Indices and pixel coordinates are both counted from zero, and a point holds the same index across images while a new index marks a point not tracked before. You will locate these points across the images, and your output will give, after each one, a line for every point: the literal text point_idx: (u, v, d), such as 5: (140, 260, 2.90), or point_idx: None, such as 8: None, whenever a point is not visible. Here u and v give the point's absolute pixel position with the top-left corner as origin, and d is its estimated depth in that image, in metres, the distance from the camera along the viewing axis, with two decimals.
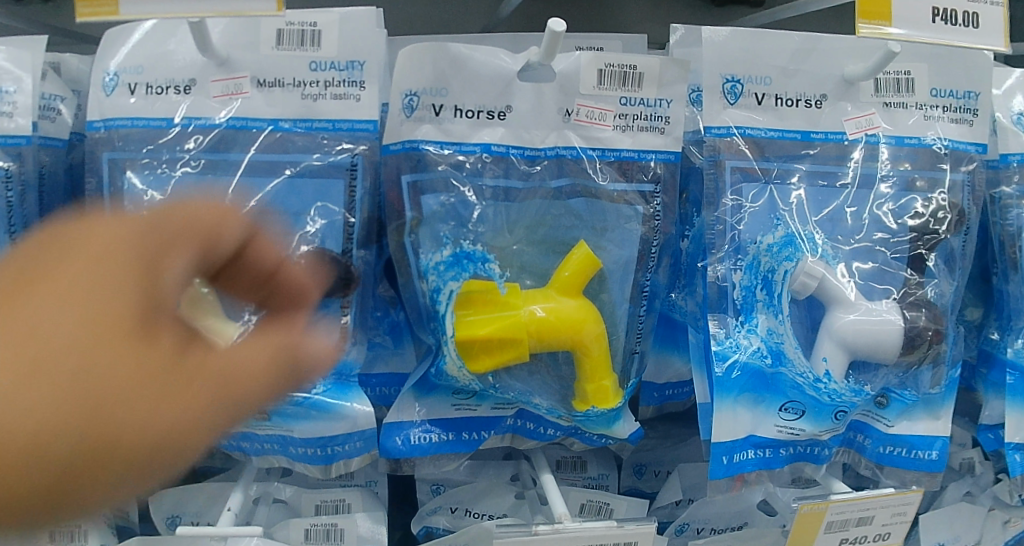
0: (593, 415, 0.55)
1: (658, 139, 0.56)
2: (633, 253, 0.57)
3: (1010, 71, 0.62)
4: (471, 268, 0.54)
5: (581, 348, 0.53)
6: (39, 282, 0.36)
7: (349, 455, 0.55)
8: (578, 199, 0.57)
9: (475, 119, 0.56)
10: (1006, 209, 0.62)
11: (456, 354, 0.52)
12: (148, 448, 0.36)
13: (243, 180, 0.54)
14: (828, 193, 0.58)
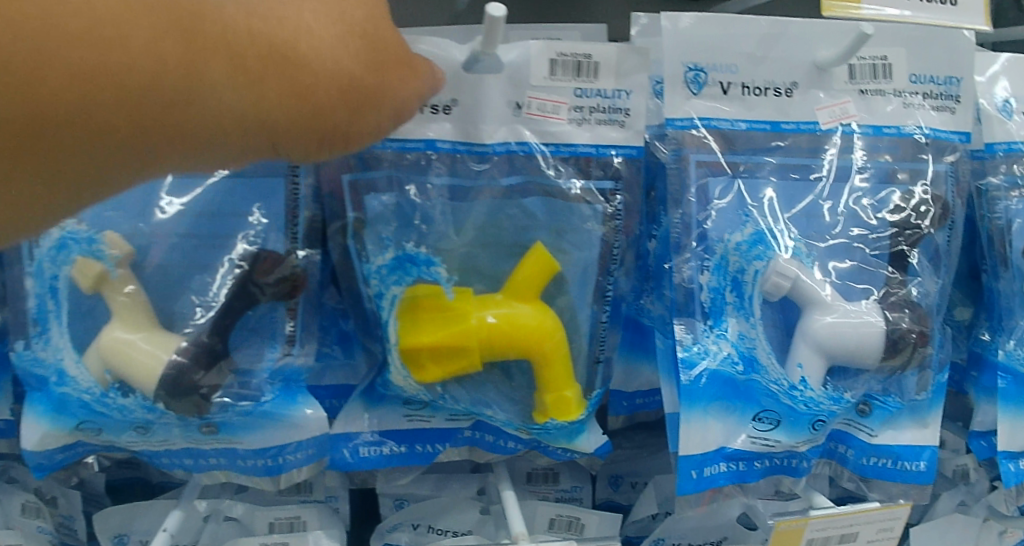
0: (552, 427, 0.52)
1: (617, 133, 0.52)
2: (593, 258, 0.54)
3: (995, 56, 0.59)
4: (415, 272, 0.51)
5: (539, 357, 0.51)
6: (183, 91, 0.30)
7: (297, 465, 0.52)
8: (534, 200, 0.54)
9: (420, 114, 0.52)
10: (993, 201, 0.58)
11: (401, 362, 0.50)
12: (210, 128, 0.31)
13: (174, 181, 0.52)
14: (803, 187, 0.55)
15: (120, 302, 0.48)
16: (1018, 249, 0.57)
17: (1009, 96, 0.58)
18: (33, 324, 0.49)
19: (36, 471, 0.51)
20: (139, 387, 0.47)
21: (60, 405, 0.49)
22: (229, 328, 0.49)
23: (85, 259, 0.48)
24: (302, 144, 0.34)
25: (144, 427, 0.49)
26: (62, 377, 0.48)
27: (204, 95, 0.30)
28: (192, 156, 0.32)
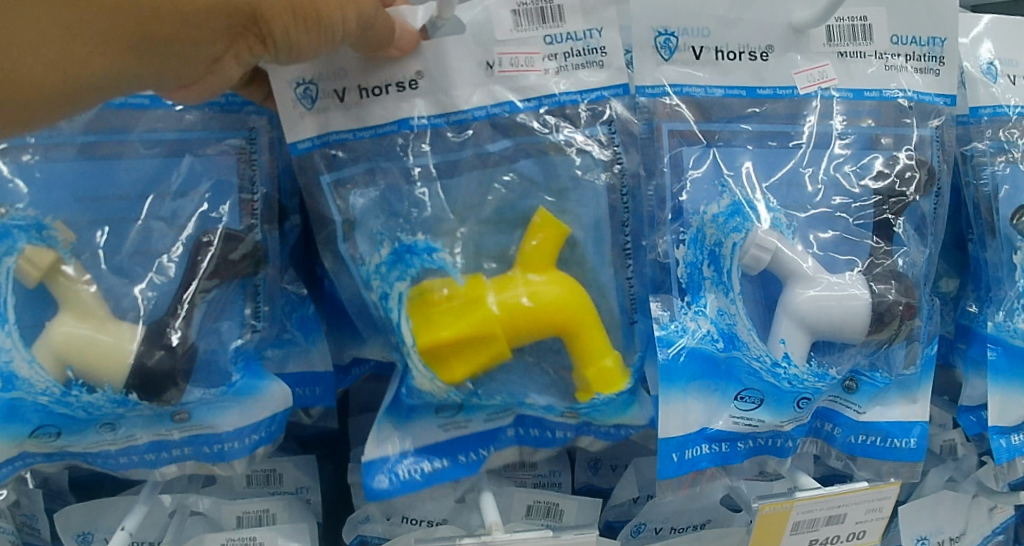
0: (600, 403, 0.48)
1: (602, 74, 0.51)
2: (602, 211, 0.52)
3: (978, 17, 0.57)
4: (417, 263, 0.47)
5: (571, 327, 0.47)
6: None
7: (259, 445, 0.50)
8: (526, 163, 0.52)
9: (385, 95, 0.50)
10: (979, 167, 0.56)
11: (424, 365, 0.46)
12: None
13: (125, 162, 0.50)
14: (783, 154, 0.53)
15: (66, 290, 0.45)
16: (1005, 217, 0.55)
17: (993, 59, 0.56)
18: None
19: None
20: (111, 377, 0.44)
21: (4, 416, 0.44)
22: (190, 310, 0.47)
23: (34, 247, 0.45)
24: (278, 18, 0.43)
25: (111, 423, 0.46)
26: (8, 382, 0.43)
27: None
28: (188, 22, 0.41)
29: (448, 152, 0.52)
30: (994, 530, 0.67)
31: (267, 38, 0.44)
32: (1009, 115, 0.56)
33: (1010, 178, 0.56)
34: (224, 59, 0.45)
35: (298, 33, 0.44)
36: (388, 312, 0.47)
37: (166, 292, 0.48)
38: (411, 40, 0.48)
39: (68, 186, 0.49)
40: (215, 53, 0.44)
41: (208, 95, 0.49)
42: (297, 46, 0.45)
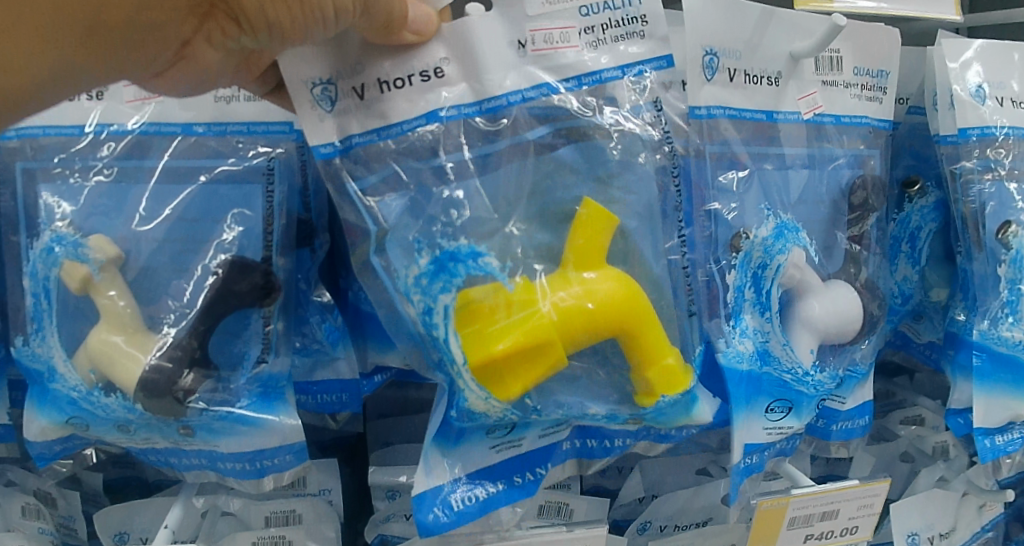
0: (665, 406, 0.47)
1: (642, 46, 0.49)
2: (654, 195, 0.50)
3: (968, 42, 0.59)
4: (462, 271, 0.45)
5: (632, 328, 0.46)
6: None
7: (281, 467, 0.52)
8: (567, 149, 0.50)
9: (410, 87, 0.47)
10: (968, 185, 0.59)
11: (478, 384, 0.44)
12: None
13: (157, 187, 0.51)
14: (782, 175, 0.56)
15: (106, 306, 0.48)
16: (991, 232, 0.58)
17: (982, 82, 0.59)
18: (31, 322, 0.51)
19: (41, 460, 0.55)
20: (121, 385, 0.47)
21: (54, 400, 0.51)
22: (207, 333, 0.49)
23: (71, 263, 0.49)
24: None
25: (126, 425, 0.49)
26: (53, 374, 0.50)
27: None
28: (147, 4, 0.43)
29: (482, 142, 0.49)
30: (984, 527, 0.70)
31: (237, 13, 0.44)
32: (995, 135, 0.60)
33: (996, 196, 0.59)
34: (196, 40, 0.46)
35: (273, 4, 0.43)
36: (432, 327, 0.45)
37: (183, 317, 0.49)
38: (427, 24, 0.46)
39: (107, 208, 0.51)
40: (184, 34, 0.46)
41: (190, 87, 0.49)
42: (275, 21, 0.43)
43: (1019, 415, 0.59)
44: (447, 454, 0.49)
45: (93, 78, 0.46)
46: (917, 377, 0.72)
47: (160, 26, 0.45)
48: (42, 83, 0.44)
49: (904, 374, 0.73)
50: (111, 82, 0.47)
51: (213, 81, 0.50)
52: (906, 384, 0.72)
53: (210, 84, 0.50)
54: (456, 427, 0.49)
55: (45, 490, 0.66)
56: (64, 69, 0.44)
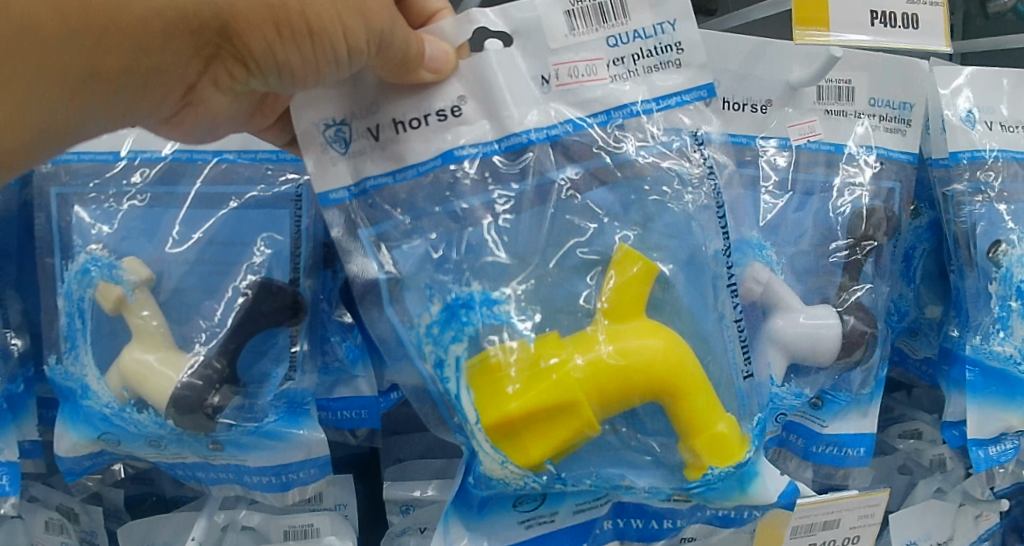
0: (713, 480, 0.45)
1: (679, 76, 0.49)
2: (695, 240, 0.49)
3: (959, 69, 0.63)
4: (476, 322, 0.44)
5: (677, 391, 0.43)
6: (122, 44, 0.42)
7: (305, 481, 0.54)
8: (600, 191, 0.50)
9: (427, 126, 0.48)
10: (959, 205, 0.62)
11: (494, 446, 0.43)
12: (143, 17, 0.41)
13: (189, 212, 0.54)
14: (774, 200, 0.59)
15: (140, 326, 0.51)
16: (983, 251, 0.61)
17: (971, 107, 0.62)
18: (65, 340, 0.53)
19: (70, 473, 0.57)
20: (153, 402, 0.49)
21: (86, 416, 0.54)
22: (236, 352, 0.51)
23: (106, 284, 0.51)
24: (255, 28, 0.43)
25: (157, 440, 0.51)
26: (86, 391, 0.52)
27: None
28: (150, 52, 0.43)
29: (504, 183, 0.49)
30: (979, 536, 0.72)
31: (246, 58, 0.44)
32: (985, 158, 0.62)
33: (985, 216, 0.61)
34: (201, 85, 0.47)
35: (285, 47, 0.43)
36: (445, 380, 0.45)
37: (214, 337, 0.51)
38: (444, 62, 0.47)
39: (141, 231, 0.53)
40: (193, 81, 0.46)
41: (195, 130, 0.51)
42: (286, 65, 0.44)
43: (1011, 427, 0.61)
44: (473, 527, 0.50)
45: (92, 128, 0.46)
46: (914, 392, 0.74)
47: (166, 75, 0.45)
48: (38, 134, 0.45)
49: (902, 389, 0.74)
50: (113, 129, 0.48)
51: (220, 122, 0.51)
52: (903, 399, 0.74)
53: (221, 126, 0.51)
54: (479, 499, 0.50)
55: (67, 506, 0.68)
56: (62, 116, 0.45)
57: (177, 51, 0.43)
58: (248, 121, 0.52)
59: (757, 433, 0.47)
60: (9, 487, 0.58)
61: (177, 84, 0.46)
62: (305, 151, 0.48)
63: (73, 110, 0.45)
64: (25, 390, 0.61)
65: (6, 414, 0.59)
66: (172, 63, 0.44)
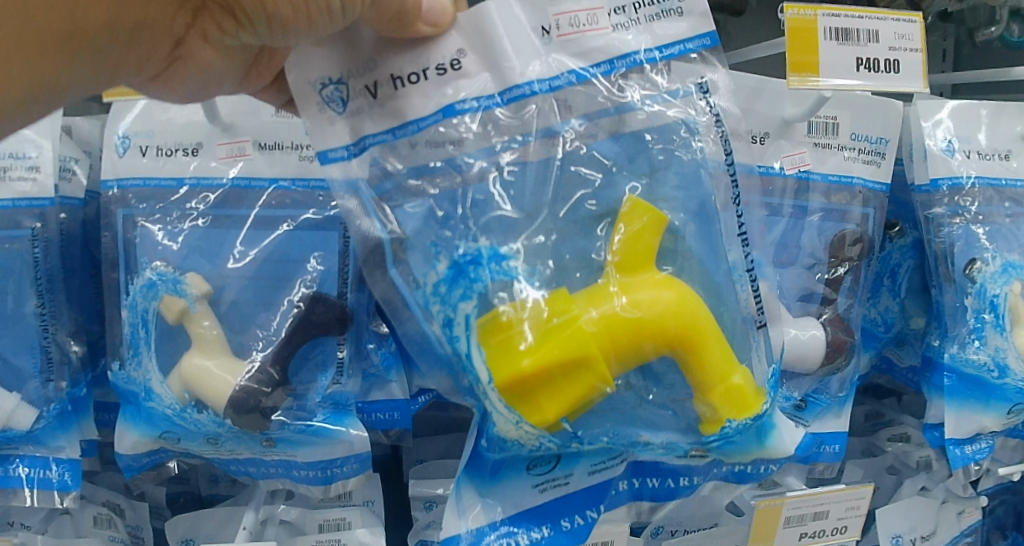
0: (731, 432, 0.47)
1: (682, 23, 0.50)
2: (705, 190, 0.50)
3: (942, 103, 0.69)
4: (485, 276, 0.45)
5: (688, 339, 0.45)
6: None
7: (347, 475, 0.59)
8: (604, 142, 0.50)
9: (429, 80, 0.47)
10: (939, 227, 0.68)
11: (507, 406, 0.44)
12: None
13: (249, 232, 0.60)
14: (771, 220, 0.65)
15: (201, 334, 0.56)
16: (960, 268, 0.67)
17: (950, 138, 0.68)
18: (128, 347, 0.58)
19: (128, 470, 0.62)
20: (213, 404, 0.55)
21: (148, 417, 0.59)
22: (289, 359, 0.57)
23: (171, 297, 0.57)
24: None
25: (215, 438, 0.57)
26: (149, 393, 0.57)
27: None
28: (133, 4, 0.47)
29: (508, 135, 0.49)
30: (962, 531, 0.78)
31: (232, 4, 0.47)
32: (964, 185, 0.68)
33: (962, 236, 0.67)
34: (190, 38, 0.50)
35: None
36: (453, 339, 0.45)
37: (270, 345, 0.57)
38: (442, 14, 0.46)
39: (202, 249, 0.59)
40: (179, 32, 0.49)
41: (183, 89, 0.53)
42: (274, 12, 0.45)
43: (986, 428, 0.67)
44: (485, 493, 0.50)
45: (82, 89, 0.50)
46: (904, 399, 0.80)
47: (152, 28, 0.48)
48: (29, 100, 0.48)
49: (893, 397, 0.81)
50: (103, 90, 0.51)
51: (208, 78, 0.53)
52: (894, 406, 0.81)
53: (212, 82, 0.54)
54: (492, 463, 0.50)
55: (113, 502, 0.72)
56: (50, 78, 0.48)
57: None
58: (244, 82, 0.54)
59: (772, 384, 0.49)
60: (72, 483, 0.64)
61: (165, 38, 0.49)
62: (301, 110, 0.47)
63: (59, 73, 0.48)
64: (86, 393, 0.66)
65: (70, 414, 0.65)
66: (158, 14, 0.48)
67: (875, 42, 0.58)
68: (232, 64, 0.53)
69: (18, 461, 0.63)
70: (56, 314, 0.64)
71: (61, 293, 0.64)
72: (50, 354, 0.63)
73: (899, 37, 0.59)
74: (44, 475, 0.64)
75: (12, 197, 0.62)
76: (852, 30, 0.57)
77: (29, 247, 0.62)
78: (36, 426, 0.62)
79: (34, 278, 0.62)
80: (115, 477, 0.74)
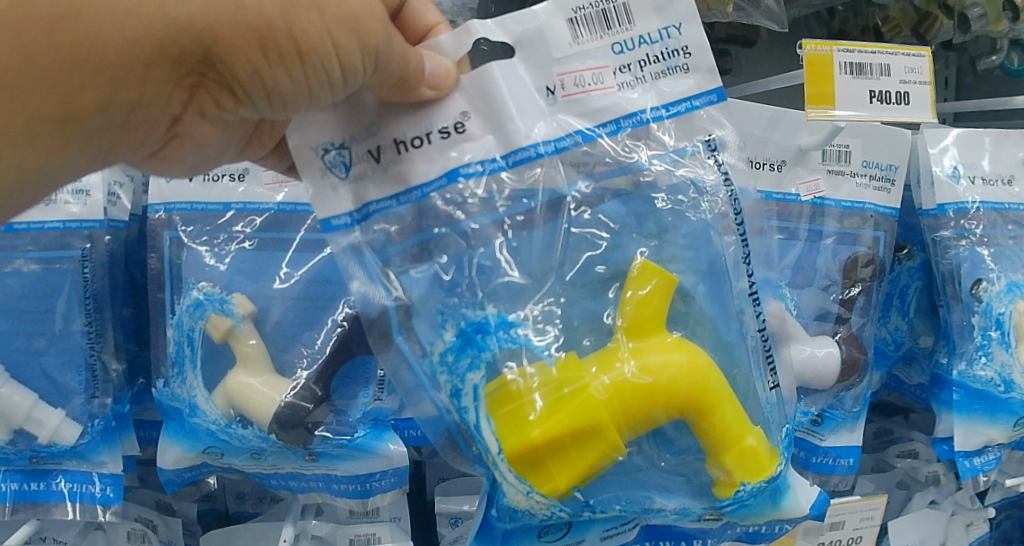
0: (747, 496, 0.46)
1: (689, 80, 0.49)
2: (715, 249, 0.49)
3: (947, 131, 0.72)
4: (493, 345, 0.45)
5: (702, 405, 0.44)
6: (100, 74, 0.42)
7: (384, 489, 0.62)
8: (613, 206, 0.50)
9: (433, 143, 0.47)
10: (946, 248, 0.71)
11: (518, 476, 0.44)
12: (117, 50, 0.41)
13: (294, 254, 0.63)
14: (785, 244, 0.69)
15: (247, 352, 0.59)
16: (966, 288, 0.70)
17: (956, 164, 0.72)
18: (172, 365, 0.60)
19: (170, 485, 0.64)
20: (257, 419, 0.57)
21: (192, 432, 0.61)
22: (331, 377, 0.59)
23: (217, 316, 0.60)
24: (239, 52, 0.42)
25: (258, 453, 0.59)
26: (194, 409, 0.59)
27: (99, 13, 0.40)
28: (129, 87, 0.44)
29: (514, 201, 0.49)
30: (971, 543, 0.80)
31: (232, 82, 0.44)
32: (969, 209, 0.71)
33: (969, 258, 0.70)
34: (187, 115, 0.48)
35: (273, 70, 0.43)
36: (462, 410, 0.45)
37: (315, 362, 0.60)
38: (444, 77, 0.47)
39: (247, 271, 0.62)
40: (176, 110, 0.47)
41: (181, 162, 0.54)
42: (275, 87, 0.44)
43: (993, 440, 0.70)
44: None
45: (72, 168, 0.48)
46: (911, 417, 0.84)
47: (147, 107, 0.46)
48: (19, 180, 0.47)
49: (901, 414, 0.85)
50: (97, 168, 0.50)
51: (209, 150, 0.53)
52: (902, 423, 0.84)
53: (214, 156, 0.54)
54: (503, 532, 0.49)
55: (147, 517, 0.72)
56: (38, 159, 0.46)
57: (158, 81, 0.44)
58: (246, 151, 0.56)
59: (786, 445, 0.49)
60: (115, 496, 0.66)
61: (161, 116, 0.47)
62: (304, 176, 0.47)
63: (51, 155, 0.46)
64: (128, 409, 0.69)
65: (114, 429, 0.66)
66: (153, 93, 0.45)
67: (888, 75, 0.61)
68: (234, 136, 0.53)
69: (61, 476, 0.65)
70: (102, 333, 0.66)
71: (107, 312, 0.66)
72: (95, 372, 0.65)
73: (909, 71, 0.62)
74: (88, 489, 0.65)
75: (63, 218, 0.64)
76: (865, 64, 0.61)
77: (79, 267, 0.65)
78: (81, 441, 0.64)
79: (83, 297, 0.65)
80: (146, 494, 0.74)
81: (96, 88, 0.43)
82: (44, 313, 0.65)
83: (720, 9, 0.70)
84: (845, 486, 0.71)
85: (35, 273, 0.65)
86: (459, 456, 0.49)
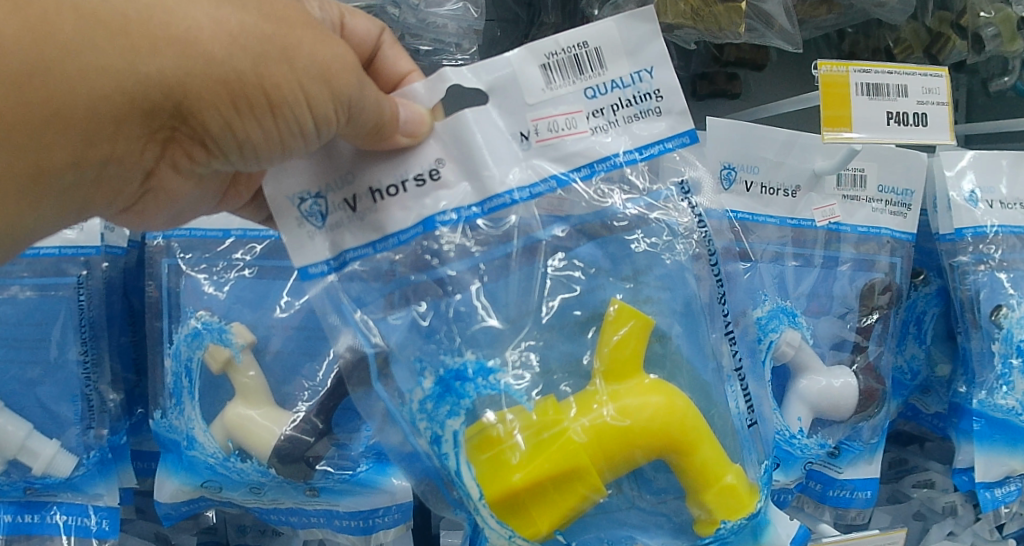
0: (728, 533, 0.44)
1: (660, 123, 0.47)
2: (691, 290, 0.48)
3: (962, 153, 0.70)
4: (472, 391, 0.43)
5: (681, 446, 0.42)
6: (72, 131, 0.39)
7: (388, 525, 0.60)
8: (588, 247, 0.48)
9: (409, 192, 0.46)
10: (964, 274, 0.69)
11: (499, 521, 0.42)
12: (86, 106, 0.38)
13: (295, 282, 0.61)
14: (800, 271, 0.66)
15: (246, 383, 0.57)
16: (986, 315, 0.68)
17: (974, 188, 0.70)
18: (171, 396, 0.59)
19: (166, 520, 0.62)
20: (257, 453, 0.55)
21: (190, 465, 0.59)
22: (332, 409, 0.57)
23: (217, 346, 0.58)
24: (209, 105, 0.40)
25: (258, 488, 0.57)
26: (192, 442, 0.58)
27: (68, 70, 0.37)
28: (101, 145, 0.41)
29: (491, 244, 0.47)
30: None
31: (204, 136, 0.42)
32: (988, 233, 0.70)
33: (987, 284, 0.69)
34: (161, 169, 0.46)
35: (243, 122, 0.41)
36: (443, 456, 0.43)
37: (316, 395, 0.59)
38: (420, 124, 0.45)
39: (247, 300, 0.61)
40: (150, 164, 0.45)
41: (156, 216, 0.52)
42: (247, 139, 0.42)
43: (1015, 470, 0.67)
44: None
45: (44, 228, 0.45)
46: (926, 445, 0.80)
47: (121, 164, 0.43)
48: None
49: (916, 443, 0.81)
50: (71, 225, 0.47)
51: (183, 204, 0.52)
52: (917, 451, 0.81)
53: (190, 208, 0.53)
54: None
55: None
56: (11, 219, 0.43)
57: (130, 138, 0.41)
58: (224, 201, 0.55)
59: (766, 480, 0.47)
60: (110, 530, 0.64)
61: (135, 171, 0.45)
62: (280, 226, 0.45)
63: (23, 214, 0.43)
64: (126, 440, 0.67)
65: (110, 461, 0.64)
66: (126, 150, 0.42)
67: (904, 96, 0.60)
68: (210, 190, 0.52)
69: (56, 508, 0.63)
70: (97, 362, 0.64)
71: (104, 341, 0.65)
72: (91, 402, 0.63)
73: (927, 91, 0.61)
74: (82, 522, 0.63)
75: (60, 245, 0.63)
76: (882, 85, 0.59)
77: (75, 294, 0.63)
78: (75, 474, 0.62)
79: (78, 325, 0.63)
80: (144, 526, 0.72)
81: (68, 147, 0.40)
82: (39, 342, 0.63)
83: (732, 29, 0.69)
84: (862, 520, 0.69)
85: (31, 300, 0.63)
86: (440, 500, 0.47)
